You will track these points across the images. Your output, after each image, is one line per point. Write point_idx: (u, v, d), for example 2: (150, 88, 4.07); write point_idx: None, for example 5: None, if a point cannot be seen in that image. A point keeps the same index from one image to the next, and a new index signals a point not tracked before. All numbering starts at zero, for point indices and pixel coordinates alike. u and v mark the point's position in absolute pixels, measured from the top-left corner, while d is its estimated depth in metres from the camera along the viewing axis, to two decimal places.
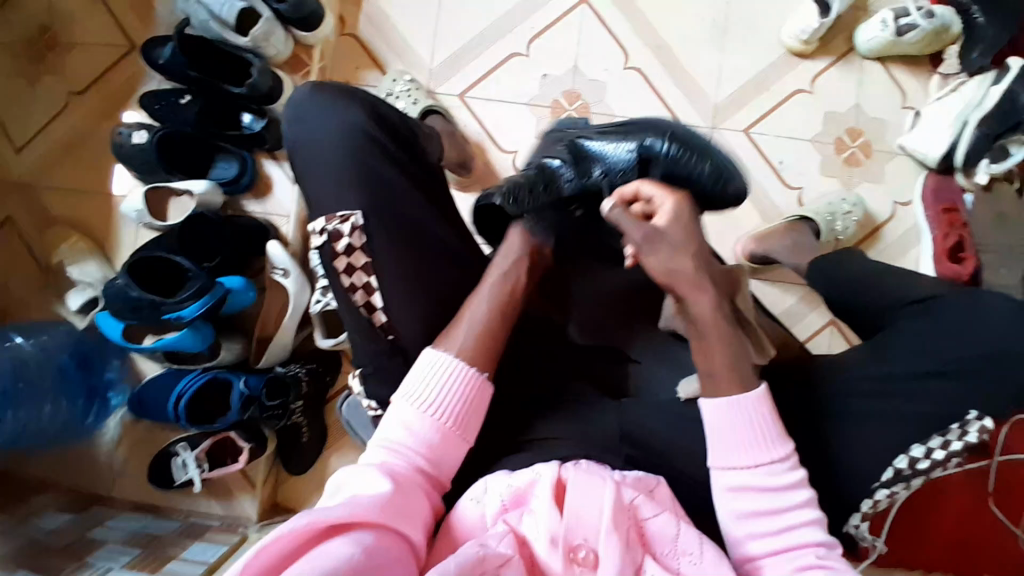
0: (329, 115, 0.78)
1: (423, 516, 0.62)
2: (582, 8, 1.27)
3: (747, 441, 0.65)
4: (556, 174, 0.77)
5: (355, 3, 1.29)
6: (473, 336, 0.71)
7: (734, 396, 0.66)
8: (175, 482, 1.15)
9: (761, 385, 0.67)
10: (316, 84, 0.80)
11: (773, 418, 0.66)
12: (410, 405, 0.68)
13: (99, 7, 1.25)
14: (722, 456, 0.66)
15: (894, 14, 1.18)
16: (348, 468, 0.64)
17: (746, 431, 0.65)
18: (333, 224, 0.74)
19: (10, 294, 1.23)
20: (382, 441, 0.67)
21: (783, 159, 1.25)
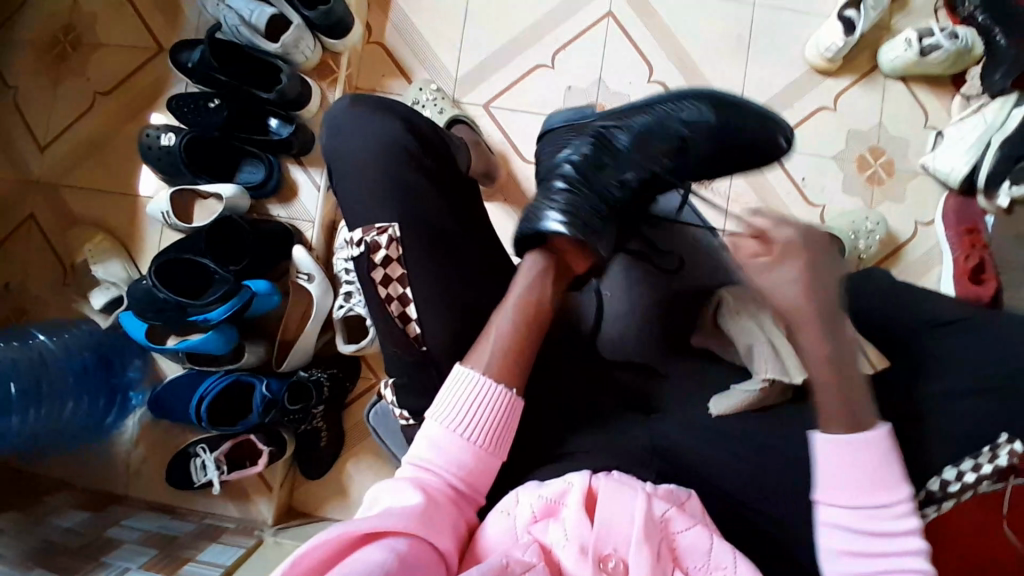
0: (369, 126, 0.81)
1: (453, 530, 0.62)
2: (607, 21, 1.28)
3: (856, 479, 0.66)
4: (606, 148, 0.84)
5: (382, 12, 1.30)
6: (499, 352, 0.71)
7: (864, 430, 0.67)
8: (194, 483, 1.16)
9: (887, 425, 0.68)
10: (354, 98, 0.84)
11: (895, 460, 0.66)
12: (440, 424, 0.68)
13: (127, 9, 1.26)
14: (831, 491, 0.66)
15: (918, 34, 1.19)
16: (382, 486, 0.66)
17: (860, 468, 0.66)
18: (372, 236, 0.77)
19: (31, 292, 1.23)
20: (414, 458, 0.68)
21: (805, 176, 1.26)
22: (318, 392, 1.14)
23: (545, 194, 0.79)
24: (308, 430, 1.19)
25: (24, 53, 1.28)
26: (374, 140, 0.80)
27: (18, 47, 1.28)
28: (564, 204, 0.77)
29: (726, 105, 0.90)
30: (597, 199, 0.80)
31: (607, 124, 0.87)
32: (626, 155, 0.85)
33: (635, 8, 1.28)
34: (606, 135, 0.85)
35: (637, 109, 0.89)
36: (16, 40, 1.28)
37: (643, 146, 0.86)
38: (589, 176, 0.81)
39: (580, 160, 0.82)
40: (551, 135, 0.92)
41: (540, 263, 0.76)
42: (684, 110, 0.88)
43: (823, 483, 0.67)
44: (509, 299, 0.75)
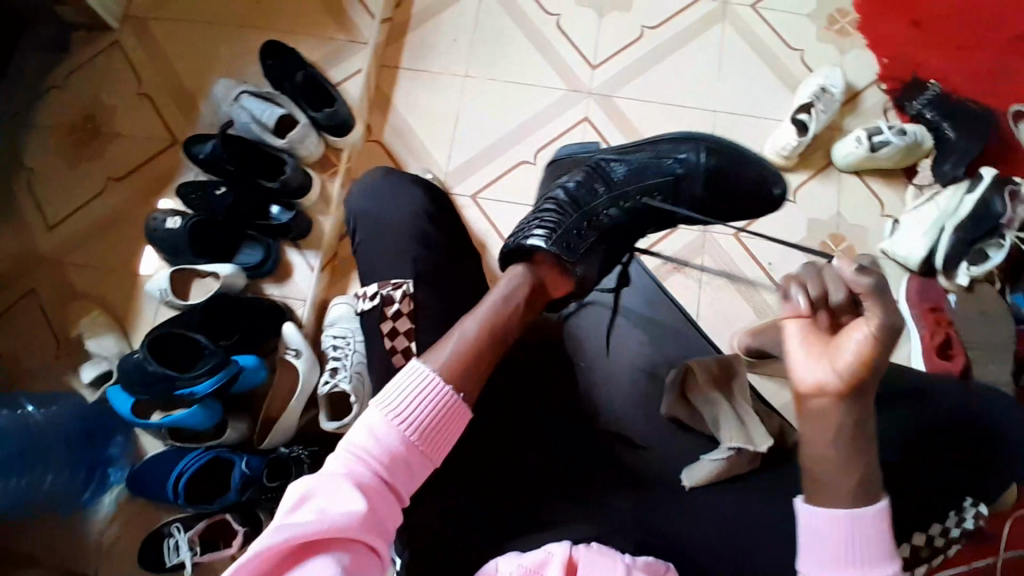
0: (387, 200, 0.90)
1: (390, 530, 0.63)
2: (584, 124, 1.41)
3: (844, 553, 0.64)
4: (601, 179, 0.94)
5: (381, 114, 1.43)
6: (461, 352, 0.71)
7: (856, 509, 0.65)
8: (165, 565, 1.12)
9: (884, 500, 0.66)
10: (385, 171, 0.94)
11: (890, 540, 0.64)
12: (382, 413, 0.66)
13: (147, 107, 1.39)
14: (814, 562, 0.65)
15: (867, 132, 1.30)
16: (313, 475, 0.63)
17: (848, 545, 0.64)
18: (387, 289, 0.82)
19: (20, 365, 1.25)
20: (347, 445, 0.65)
21: (773, 260, 1.33)
22: (297, 468, 1.13)
23: (536, 213, 0.88)
24: None
25: (42, 141, 1.38)
26: (370, 215, 0.89)
27: (37, 137, 1.38)
28: (553, 224, 0.85)
29: (726, 152, 1.00)
30: (589, 219, 0.89)
31: (608, 158, 0.98)
32: (623, 185, 0.95)
33: (609, 111, 1.42)
34: (604, 167, 0.96)
35: (639, 148, 1.00)
36: (35, 129, 1.38)
37: (637, 179, 0.96)
38: (581, 198, 0.91)
39: (575, 184, 0.93)
40: (554, 169, 1.03)
41: (518, 277, 0.79)
42: (680, 150, 0.99)
43: (809, 555, 0.66)
44: (486, 301, 0.77)
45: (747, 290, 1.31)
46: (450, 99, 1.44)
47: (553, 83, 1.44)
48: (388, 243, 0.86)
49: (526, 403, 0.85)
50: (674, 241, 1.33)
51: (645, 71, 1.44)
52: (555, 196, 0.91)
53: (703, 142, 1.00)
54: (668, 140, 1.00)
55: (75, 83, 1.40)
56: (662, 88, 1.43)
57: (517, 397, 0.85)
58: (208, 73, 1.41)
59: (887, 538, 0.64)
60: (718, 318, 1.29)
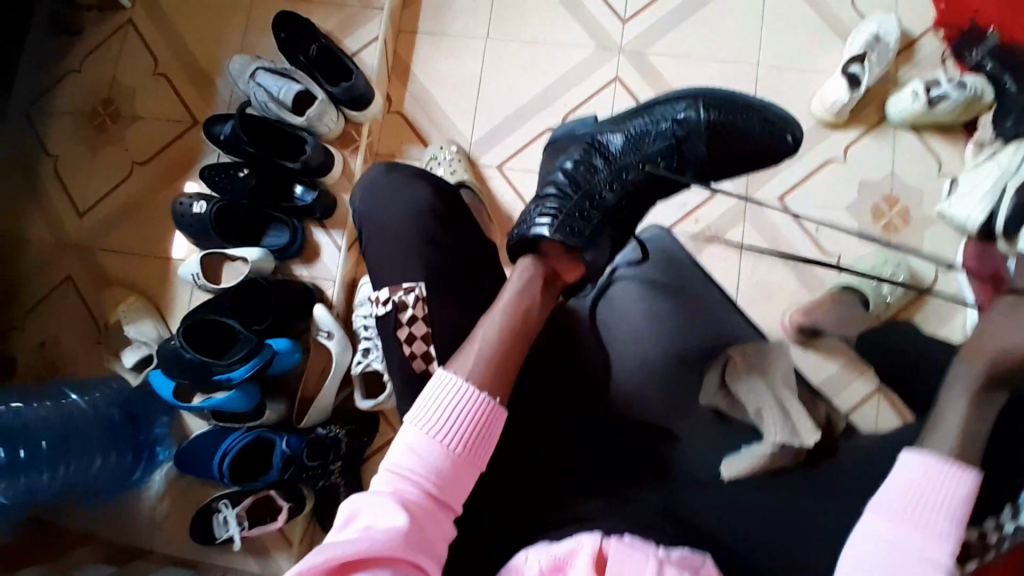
0: (399, 192, 0.87)
1: (438, 546, 0.63)
2: (614, 84, 1.34)
3: (925, 503, 0.65)
4: (597, 155, 0.90)
5: (402, 84, 1.38)
6: (484, 355, 0.72)
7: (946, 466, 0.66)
8: (215, 539, 1.17)
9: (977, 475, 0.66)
10: (390, 164, 0.91)
11: (964, 511, 0.64)
12: (419, 430, 0.67)
13: (165, 87, 1.37)
14: (892, 500, 0.66)
15: (925, 86, 1.21)
16: (361, 497, 0.64)
17: (929, 496, 0.65)
18: (399, 294, 0.81)
19: (67, 350, 1.29)
20: (390, 466, 0.66)
21: (818, 227, 1.26)
22: (335, 448, 1.15)
23: (538, 201, 0.87)
24: (326, 487, 1.19)
25: (68, 127, 1.38)
26: (390, 211, 0.86)
27: (63, 122, 1.38)
28: (555, 210, 0.84)
29: (729, 105, 0.92)
30: (591, 200, 0.86)
31: (603, 131, 0.93)
32: (623, 157, 0.90)
33: (641, 70, 1.34)
34: (603, 141, 0.91)
35: (637, 113, 0.93)
36: (61, 115, 1.38)
37: (637, 148, 0.90)
38: (582, 178, 0.88)
39: (575, 164, 0.89)
40: (554, 146, 0.99)
41: (531, 267, 0.81)
42: (681, 109, 0.92)
43: (889, 494, 0.67)
44: (500, 304, 0.77)
45: (788, 259, 1.25)
46: (473, 64, 1.37)
47: (582, 41, 1.36)
48: (414, 238, 0.84)
49: (559, 395, 0.84)
50: (711, 208, 1.28)
51: (679, 23, 1.34)
52: (554, 182, 0.88)
53: (703, 97, 0.92)
54: (665, 100, 0.93)
55: (94, 65, 1.39)
56: (698, 41, 1.33)
57: (552, 388, 0.83)
58: (225, 47, 1.37)
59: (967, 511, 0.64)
60: (758, 290, 1.24)
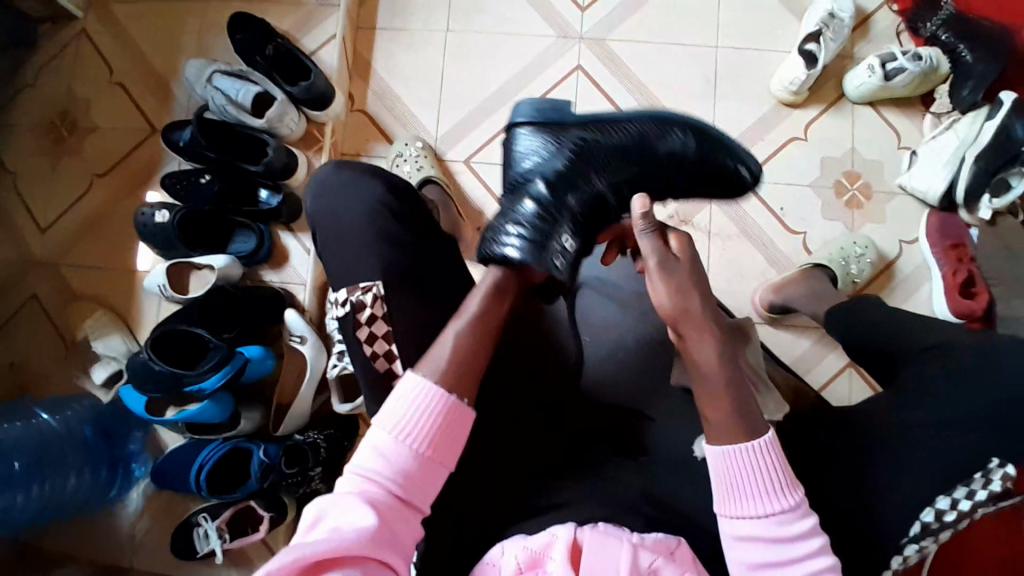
0: (355, 192, 0.86)
1: (405, 547, 0.62)
2: (577, 73, 1.33)
3: (761, 489, 0.65)
4: (575, 166, 0.78)
5: (363, 81, 1.36)
6: (453, 357, 0.70)
7: (742, 443, 0.65)
8: (197, 552, 1.15)
9: (772, 431, 0.67)
10: (339, 164, 0.89)
11: (783, 469, 0.65)
12: (388, 432, 0.66)
13: (120, 95, 1.34)
14: (733, 504, 0.65)
15: (880, 60, 1.21)
16: (329, 498, 0.63)
17: (756, 477, 0.65)
18: (356, 295, 0.80)
19: (35, 370, 1.26)
20: (357, 467, 0.65)
21: (784, 205, 1.27)
22: (314, 454, 1.14)
23: (510, 213, 0.75)
24: (307, 493, 1.18)
25: (24, 141, 1.34)
26: (352, 209, 0.85)
27: (17, 137, 1.34)
28: (531, 228, 0.73)
29: (711, 139, 0.85)
30: (572, 218, 0.76)
31: (586, 131, 0.79)
32: (603, 165, 0.79)
33: (603, 58, 1.33)
34: (591, 147, 0.79)
35: (624, 119, 0.81)
36: (15, 131, 1.34)
37: (617, 166, 0.80)
38: (563, 192, 0.77)
39: (557, 171, 0.77)
40: (516, 132, 0.81)
41: (503, 279, 0.73)
42: (668, 136, 0.82)
43: (722, 497, 0.66)
44: (468, 310, 0.72)
45: (757, 239, 1.26)
46: (434, 59, 1.36)
47: (542, 31, 1.35)
48: (380, 240, 0.83)
49: (531, 385, 0.85)
50: None
51: (640, 8, 1.34)
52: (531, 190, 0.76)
53: (689, 125, 0.84)
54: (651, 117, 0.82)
55: (46, 77, 1.35)
56: (658, 26, 1.33)
57: (524, 381, 0.84)
58: (178, 52, 1.34)
59: (789, 472, 0.66)
60: (730, 271, 1.25)
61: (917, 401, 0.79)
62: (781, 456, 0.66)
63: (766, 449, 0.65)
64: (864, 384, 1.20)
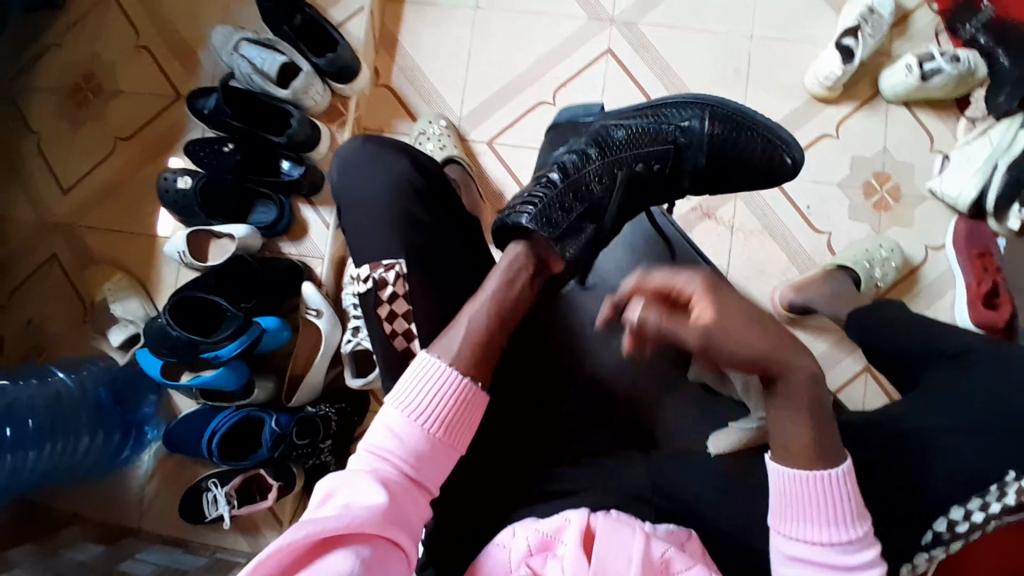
0: (381, 169, 0.86)
1: (414, 525, 0.63)
2: (607, 57, 1.31)
3: (825, 514, 0.65)
4: (594, 147, 0.87)
5: (389, 56, 1.35)
6: (469, 341, 0.70)
7: (814, 471, 0.65)
8: (205, 517, 1.16)
9: (847, 460, 0.67)
10: (364, 140, 0.88)
11: (852, 497, 0.65)
12: (401, 412, 0.66)
13: (147, 60, 1.33)
14: (791, 524, 0.66)
15: (918, 59, 1.18)
16: (339, 475, 0.64)
17: (824, 502, 0.65)
18: (379, 271, 0.80)
19: (54, 329, 1.27)
20: (368, 445, 0.66)
21: (810, 204, 1.25)
22: (325, 426, 1.16)
23: (528, 187, 0.84)
24: (316, 464, 1.19)
25: (50, 100, 1.34)
26: (378, 186, 0.84)
27: (44, 97, 1.34)
28: (543, 197, 0.81)
29: (736, 118, 0.89)
30: (582, 191, 0.83)
31: (610, 120, 0.90)
32: (620, 152, 0.87)
33: (633, 43, 1.31)
34: (610, 139, 0.87)
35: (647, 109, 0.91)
36: (40, 89, 1.34)
37: (637, 145, 0.87)
38: (579, 167, 0.85)
39: (574, 160, 0.85)
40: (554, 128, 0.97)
41: (520, 257, 0.76)
42: (685, 115, 0.89)
43: (784, 513, 0.67)
44: (484, 292, 0.74)
45: (780, 237, 1.24)
46: (462, 36, 1.34)
47: (573, 13, 1.33)
48: (404, 218, 0.83)
49: (547, 372, 0.85)
50: None
51: None
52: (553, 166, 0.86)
53: (710, 108, 0.89)
54: (671, 104, 0.91)
55: (75, 37, 1.34)
56: (693, 12, 1.31)
57: (540, 369, 0.85)
58: (206, 17, 1.33)
59: (856, 498, 0.65)
60: (751, 268, 1.24)
61: (938, 406, 0.78)
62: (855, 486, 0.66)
63: (839, 478, 0.65)
64: (879, 391, 1.19)
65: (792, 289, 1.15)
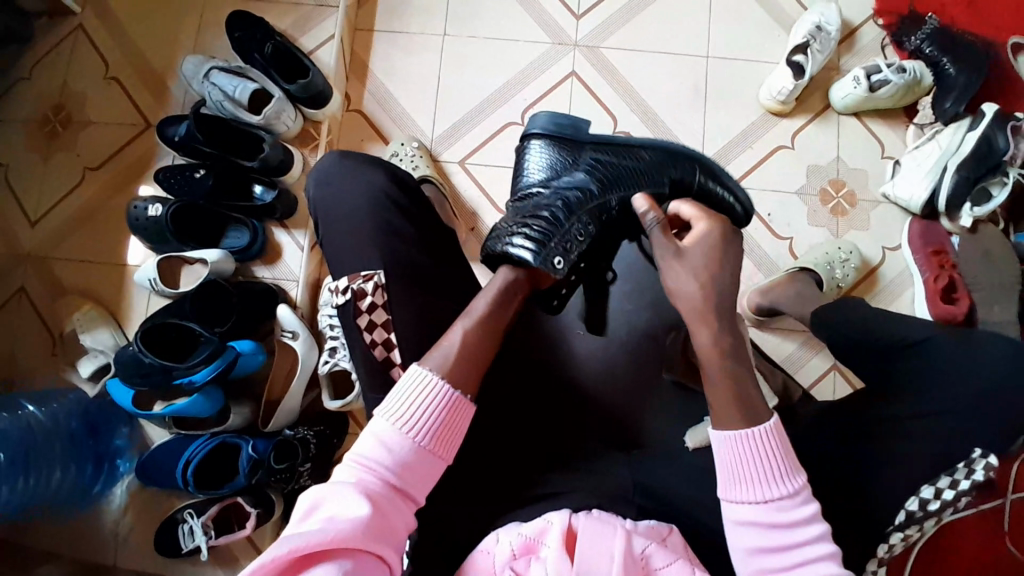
0: (356, 183, 0.88)
1: (398, 535, 0.63)
2: (571, 79, 1.36)
3: (756, 477, 0.65)
4: (586, 185, 0.79)
5: (360, 82, 1.38)
6: (458, 358, 0.71)
7: (743, 429, 0.66)
8: (182, 550, 1.13)
9: (772, 417, 0.67)
10: (343, 153, 0.90)
11: (784, 453, 0.66)
12: (389, 424, 0.67)
13: (115, 91, 1.34)
14: (730, 488, 0.66)
15: (865, 72, 1.25)
16: (323, 487, 0.63)
17: (756, 464, 0.65)
18: (357, 283, 0.81)
19: (19, 365, 1.24)
20: (354, 456, 0.66)
21: (771, 211, 1.30)
22: (304, 449, 1.14)
23: (524, 215, 0.77)
24: (295, 489, 1.17)
25: (18, 135, 1.33)
26: (353, 200, 0.86)
27: (11, 130, 1.33)
28: (543, 234, 0.75)
29: (727, 181, 0.86)
30: (579, 232, 0.78)
31: (599, 158, 0.81)
32: (615, 190, 0.81)
33: (596, 65, 1.36)
34: (608, 183, 0.80)
35: (620, 145, 0.83)
36: (8, 123, 1.33)
37: (629, 189, 0.81)
38: (575, 209, 0.78)
39: (571, 196, 0.79)
40: (531, 142, 0.83)
41: (518, 282, 0.76)
42: (665, 173, 0.83)
43: (728, 481, 0.66)
44: (474, 311, 0.74)
45: (746, 244, 1.29)
46: (431, 61, 1.38)
47: (537, 37, 1.38)
48: (381, 231, 0.84)
49: (525, 378, 0.86)
50: None
51: (632, 19, 1.38)
52: (553, 196, 0.78)
53: (701, 166, 0.84)
54: (651, 154, 0.83)
55: (42, 70, 1.35)
56: (652, 35, 1.37)
57: (518, 376, 0.86)
58: (176, 49, 1.35)
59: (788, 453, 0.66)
60: None
61: (905, 393, 0.80)
62: (787, 446, 0.66)
63: (766, 435, 0.65)
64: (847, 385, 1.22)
65: (755, 292, 1.20)
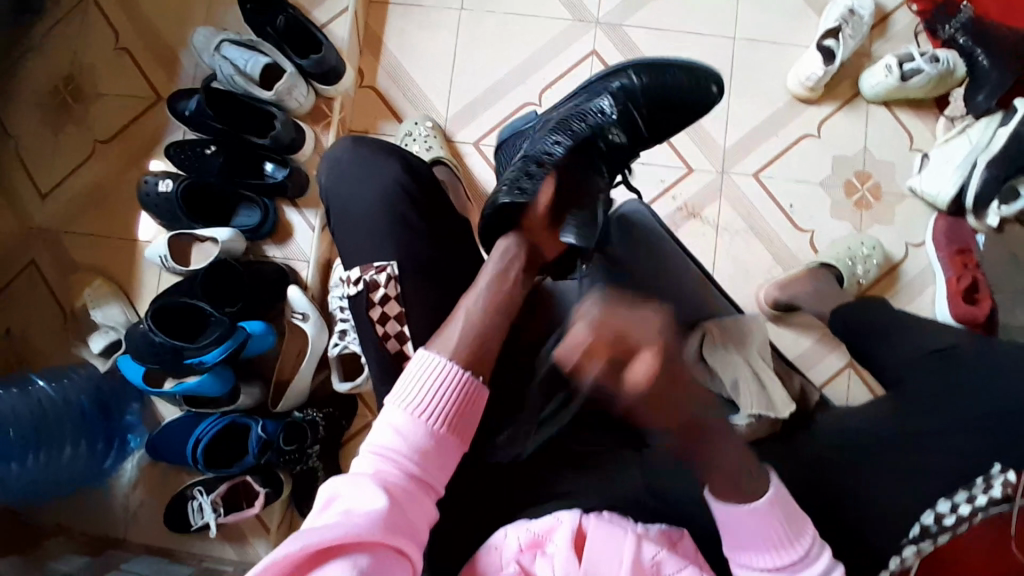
0: (369, 170, 0.85)
1: (417, 525, 0.62)
2: (592, 58, 1.32)
3: (763, 544, 0.68)
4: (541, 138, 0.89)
5: (374, 56, 1.34)
6: (466, 333, 0.72)
7: (747, 505, 0.68)
8: (192, 526, 1.14)
9: (773, 487, 0.68)
10: (355, 141, 0.88)
11: (786, 523, 0.67)
12: (405, 412, 0.66)
13: (125, 61, 1.31)
14: (741, 554, 0.69)
15: (897, 60, 1.21)
16: (340, 480, 0.63)
17: (758, 534, 0.68)
18: (370, 274, 0.80)
19: (32, 339, 1.24)
20: (371, 447, 0.65)
21: (793, 203, 1.27)
22: (313, 431, 1.15)
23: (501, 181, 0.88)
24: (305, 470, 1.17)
25: (28, 105, 1.31)
26: (367, 187, 0.84)
27: (20, 99, 1.31)
28: (514, 180, 0.84)
29: (662, 70, 0.92)
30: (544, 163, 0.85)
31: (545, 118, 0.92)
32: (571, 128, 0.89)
33: (618, 44, 1.32)
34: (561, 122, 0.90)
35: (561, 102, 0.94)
36: (18, 93, 1.31)
37: (579, 119, 0.89)
38: (539, 152, 0.87)
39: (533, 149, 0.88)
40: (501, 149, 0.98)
41: (513, 248, 0.80)
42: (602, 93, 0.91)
43: (730, 542, 0.70)
44: (478, 286, 0.77)
45: (766, 236, 1.26)
46: (448, 36, 1.34)
47: (558, 14, 1.33)
48: (394, 221, 0.82)
49: None
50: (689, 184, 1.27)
51: None
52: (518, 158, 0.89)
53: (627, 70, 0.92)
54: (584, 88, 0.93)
55: (52, 39, 1.32)
56: (677, 15, 1.32)
57: None
58: (187, 18, 1.31)
59: (790, 524, 0.67)
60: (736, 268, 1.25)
61: (923, 403, 0.79)
62: (789, 509, 0.68)
63: (766, 509, 0.67)
64: (865, 388, 1.20)
65: (773, 288, 1.17)
